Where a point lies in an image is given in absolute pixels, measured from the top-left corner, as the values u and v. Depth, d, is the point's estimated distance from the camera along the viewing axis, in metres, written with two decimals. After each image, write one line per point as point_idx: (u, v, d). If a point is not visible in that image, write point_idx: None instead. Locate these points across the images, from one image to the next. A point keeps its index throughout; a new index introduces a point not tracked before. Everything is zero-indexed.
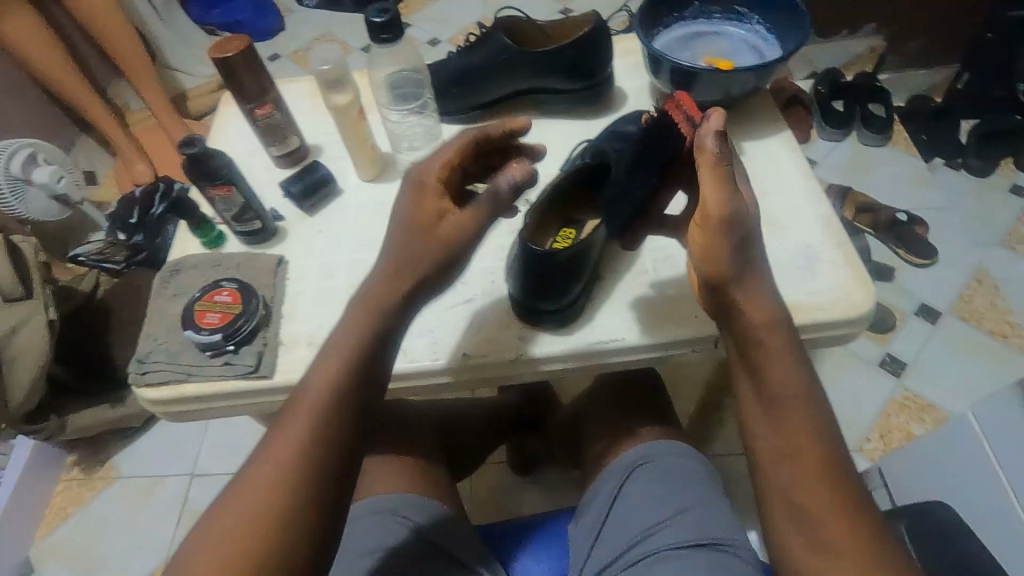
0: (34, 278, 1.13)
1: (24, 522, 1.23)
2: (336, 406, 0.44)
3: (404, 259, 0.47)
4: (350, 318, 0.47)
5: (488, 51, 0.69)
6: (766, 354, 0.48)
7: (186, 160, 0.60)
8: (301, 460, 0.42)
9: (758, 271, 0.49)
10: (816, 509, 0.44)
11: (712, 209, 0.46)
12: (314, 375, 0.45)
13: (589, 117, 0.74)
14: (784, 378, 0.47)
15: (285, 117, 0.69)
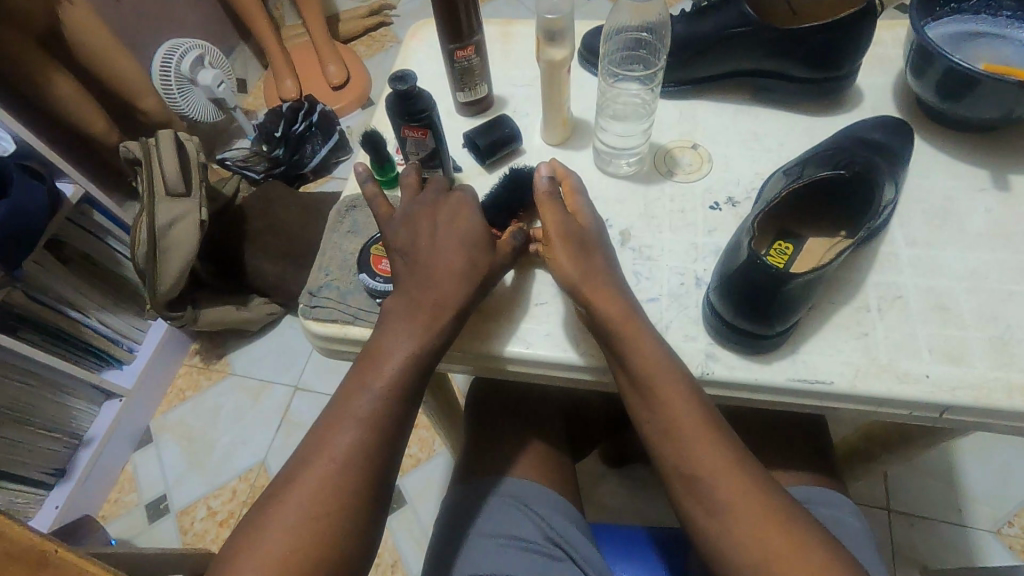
0: (194, 176, 1.18)
1: (148, 395, 1.34)
2: (388, 405, 0.47)
3: (438, 281, 0.50)
4: (398, 350, 0.48)
5: (722, 21, 0.60)
6: (636, 349, 0.48)
7: (393, 94, 0.57)
8: (345, 472, 0.44)
9: (605, 274, 0.51)
10: (722, 495, 0.44)
11: (552, 229, 0.52)
12: (366, 392, 0.47)
13: (813, 113, 0.64)
14: (659, 368, 0.47)
15: (482, 61, 0.64)
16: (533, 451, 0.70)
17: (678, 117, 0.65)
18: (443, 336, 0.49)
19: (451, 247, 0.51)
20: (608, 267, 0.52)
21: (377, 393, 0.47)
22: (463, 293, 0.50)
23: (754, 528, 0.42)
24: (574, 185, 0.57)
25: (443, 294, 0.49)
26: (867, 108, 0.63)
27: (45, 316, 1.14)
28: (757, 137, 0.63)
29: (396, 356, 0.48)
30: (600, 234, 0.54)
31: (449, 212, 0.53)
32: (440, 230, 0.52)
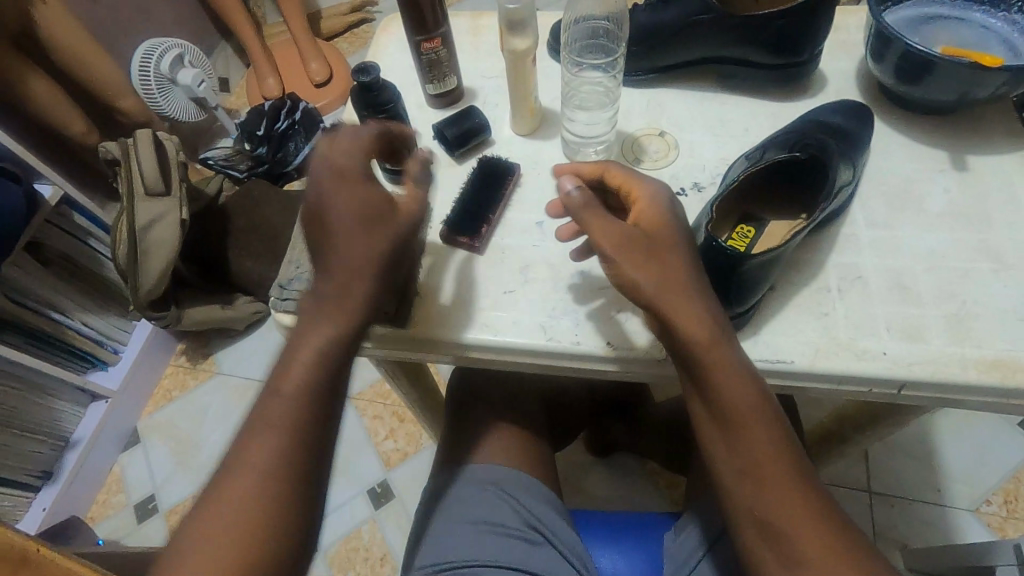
0: (174, 175, 1.17)
1: (134, 396, 1.34)
2: (310, 407, 0.44)
3: (346, 273, 0.45)
4: (321, 335, 0.45)
5: (684, 9, 0.60)
6: (716, 372, 0.44)
7: (356, 88, 0.57)
8: (266, 479, 0.42)
9: (679, 276, 0.45)
10: (794, 536, 0.41)
11: (609, 245, 0.45)
12: (283, 394, 0.44)
13: (778, 99, 0.65)
14: (746, 402, 0.44)
15: (449, 53, 0.65)
16: (512, 441, 0.70)
17: (646, 106, 0.66)
18: (354, 325, 0.46)
19: (350, 229, 0.45)
20: (681, 265, 0.45)
21: (292, 396, 0.44)
22: (373, 273, 0.46)
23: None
24: (631, 170, 0.50)
25: (349, 271, 0.45)
26: (830, 93, 0.64)
27: (26, 318, 1.13)
28: (723, 125, 0.64)
29: (314, 349, 0.45)
30: (671, 229, 0.47)
31: (339, 178, 0.45)
32: (328, 212, 0.45)
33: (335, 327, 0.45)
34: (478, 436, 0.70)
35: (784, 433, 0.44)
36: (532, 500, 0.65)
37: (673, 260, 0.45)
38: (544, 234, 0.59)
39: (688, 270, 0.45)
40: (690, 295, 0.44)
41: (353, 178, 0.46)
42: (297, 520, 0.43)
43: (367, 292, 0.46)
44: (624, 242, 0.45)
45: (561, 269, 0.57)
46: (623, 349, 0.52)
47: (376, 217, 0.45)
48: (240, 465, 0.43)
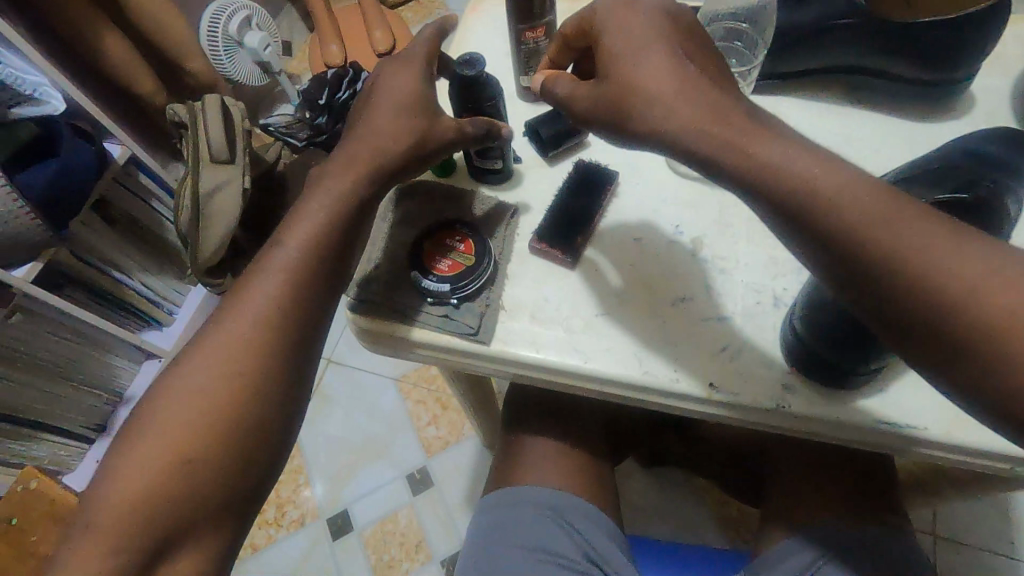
0: (239, 142, 1.16)
1: None
2: (290, 295, 0.47)
3: (362, 151, 0.49)
4: (325, 194, 0.49)
5: (825, 11, 0.54)
6: (733, 158, 0.39)
7: (460, 79, 0.53)
8: (269, 317, 0.46)
9: (637, 69, 0.42)
10: (905, 286, 0.34)
11: (578, 96, 0.46)
12: (263, 278, 0.47)
13: (916, 118, 0.58)
14: (807, 170, 0.37)
15: (550, 44, 0.60)
16: (575, 462, 0.67)
17: (763, 114, 0.59)
18: (342, 220, 0.49)
19: (386, 117, 0.50)
20: (659, 67, 0.41)
21: (274, 282, 0.47)
22: (390, 153, 0.50)
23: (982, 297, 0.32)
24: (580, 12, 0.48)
25: (375, 147, 0.50)
26: (979, 116, 0.56)
27: (94, 279, 1.15)
28: (850, 142, 0.57)
29: (319, 207, 0.48)
30: (655, 32, 0.43)
31: (401, 74, 0.52)
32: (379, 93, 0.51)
33: (318, 222, 0.48)
34: (539, 452, 0.67)
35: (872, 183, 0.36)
36: (591, 532, 0.61)
37: (631, 58, 0.42)
38: (643, 254, 0.54)
39: (653, 62, 0.42)
40: (635, 83, 0.42)
41: (413, 68, 0.52)
42: (290, 361, 0.47)
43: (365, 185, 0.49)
44: (592, 90, 0.45)
45: (662, 295, 0.52)
46: (728, 393, 0.47)
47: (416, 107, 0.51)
48: (244, 300, 0.47)
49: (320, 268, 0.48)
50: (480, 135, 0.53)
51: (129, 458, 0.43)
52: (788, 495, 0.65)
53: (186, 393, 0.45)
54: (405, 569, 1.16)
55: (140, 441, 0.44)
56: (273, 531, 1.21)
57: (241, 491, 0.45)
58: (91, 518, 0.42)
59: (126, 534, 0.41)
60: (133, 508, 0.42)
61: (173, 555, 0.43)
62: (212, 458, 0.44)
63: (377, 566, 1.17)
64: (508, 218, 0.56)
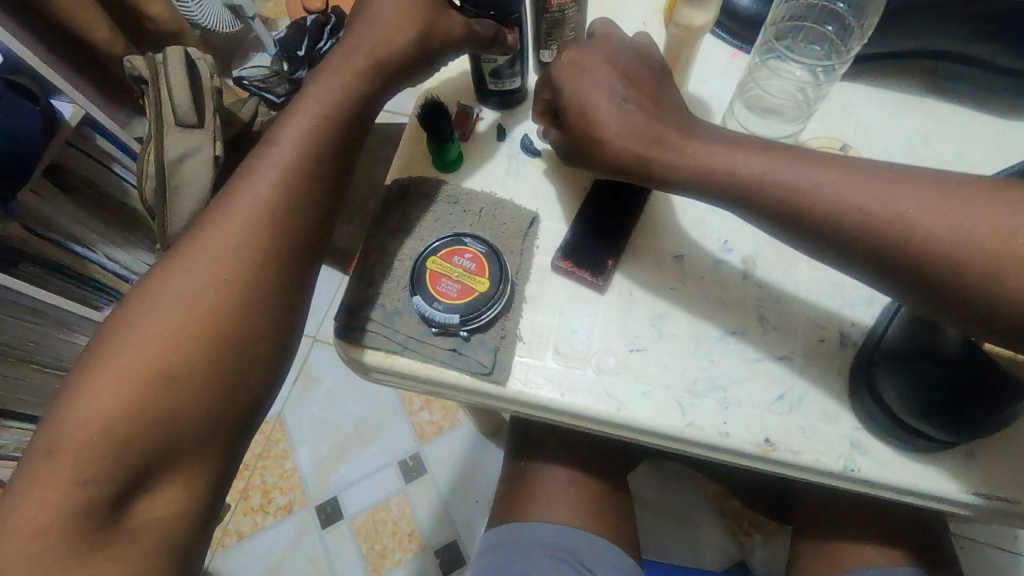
0: (208, 104, 1.02)
1: None
2: (291, 204, 0.41)
3: (352, 66, 0.44)
4: (324, 98, 0.43)
5: None
6: (668, 162, 0.39)
7: None
8: (271, 215, 0.40)
9: (590, 102, 0.41)
10: (832, 220, 0.33)
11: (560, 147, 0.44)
12: (260, 184, 0.41)
13: (1006, 116, 0.49)
14: (714, 153, 0.38)
15: (579, 12, 0.49)
16: (589, 489, 0.61)
17: (828, 106, 0.50)
18: (340, 131, 0.43)
19: (369, 45, 0.44)
20: (601, 96, 0.41)
21: (266, 193, 0.40)
22: (375, 76, 0.44)
23: (897, 206, 0.31)
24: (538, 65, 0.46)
25: (360, 69, 0.44)
26: None
27: (54, 255, 1.03)
28: (927, 142, 0.48)
29: (318, 113, 0.43)
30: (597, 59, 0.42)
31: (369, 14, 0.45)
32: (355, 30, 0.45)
33: (318, 129, 0.42)
34: (549, 478, 0.61)
35: (781, 152, 0.36)
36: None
37: (579, 94, 0.41)
38: (684, 276, 0.46)
39: (606, 100, 0.41)
40: (596, 114, 0.40)
41: (396, 17, 0.44)
42: (293, 269, 0.41)
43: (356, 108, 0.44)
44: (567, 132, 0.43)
45: (709, 324, 0.44)
46: (788, 450, 0.40)
47: (392, 43, 0.44)
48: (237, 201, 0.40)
49: (321, 181, 0.42)
50: (488, 38, 0.45)
51: (93, 377, 0.35)
52: (820, 528, 0.59)
53: (170, 299, 0.38)
54: (397, 559, 1.12)
55: (106, 359, 0.36)
56: (259, 518, 1.16)
57: (228, 425, 0.38)
58: (50, 445, 0.34)
59: (99, 463, 0.34)
60: (104, 432, 0.34)
61: (150, 492, 0.36)
62: (196, 385, 0.37)
63: (370, 555, 1.13)
64: (526, 229, 0.47)
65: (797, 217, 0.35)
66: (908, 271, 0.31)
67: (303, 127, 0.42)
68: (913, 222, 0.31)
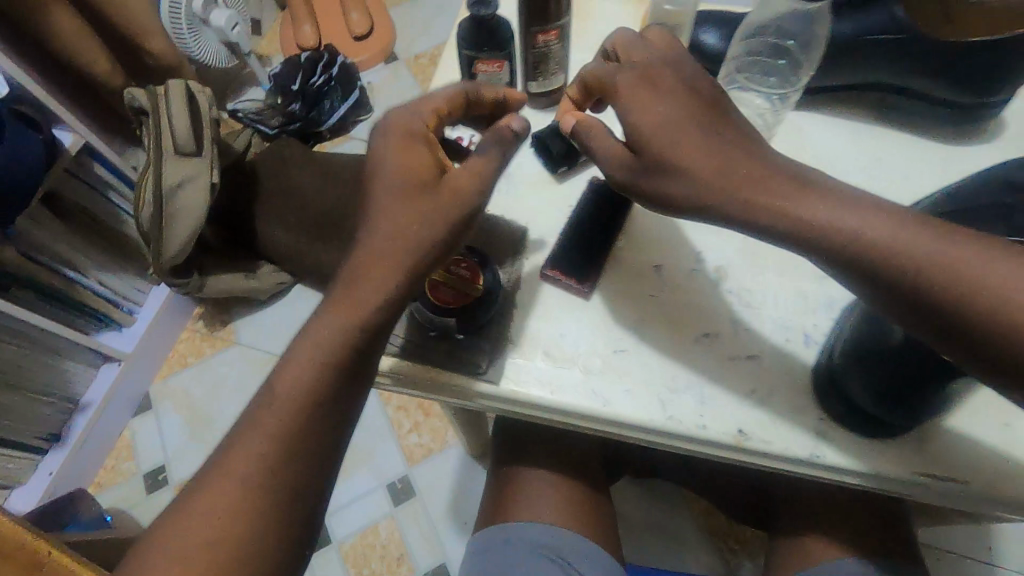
0: (206, 135, 1.06)
1: (149, 359, 1.28)
2: (312, 401, 0.39)
3: (403, 217, 0.40)
4: (349, 297, 0.40)
5: (864, 23, 0.50)
6: (777, 214, 0.36)
7: (470, 22, 0.50)
8: (292, 429, 0.38)
9: (674, 136, 0.39)
10: (935, 282, 0.32)
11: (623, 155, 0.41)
12: (277, 400, 0.39)
13: (948, 142, 0.54)
14: (824, 207, 0.35)
15: (563, 49, 0.54)
16: (576, 496, 0.63)
17: (786, 133, 0.56)
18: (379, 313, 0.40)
19: (408, 201, 0.40)
20: (668, 113, 0.40)
21: (288, 406, 0.39)
22: (420, 244, 0.40)
23: (1005, 289, 0.31)
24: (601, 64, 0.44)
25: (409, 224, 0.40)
26: (1013, 141, 0.54)
27: (45, 279, 1.05)
28: (879, 165, 0.54)
29: (352, 310, 0.39)
30: (662, 72, 0.41)
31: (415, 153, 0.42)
32: (382, 164, 0.42)
33: (348, 320, 0.39)
34: (540, 483, 0.63)
35: (895, 216, 0.34)
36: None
37: (651, 115, 0.40)
38: (661, 282, 0.50)
39: (694, 132, 0.39)
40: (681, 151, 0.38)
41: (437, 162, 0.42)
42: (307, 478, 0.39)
43: (414, 253, 0.40)
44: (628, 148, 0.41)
45: (686, 328, 0.48)
46: (758, 441, 0.44)
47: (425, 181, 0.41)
48: (264, 414, 0.39)
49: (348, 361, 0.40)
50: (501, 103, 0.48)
51: None
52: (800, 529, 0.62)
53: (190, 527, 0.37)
54: None
55: None
56: None
57: None
58: None
59: None
60: None
61: None
62: None
63: None
64: (516, 242, 0.52)
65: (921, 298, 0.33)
66: (992, 360, 0.31)
67: (328, 334, 0.39)
68: (1000, 295, 0.31)
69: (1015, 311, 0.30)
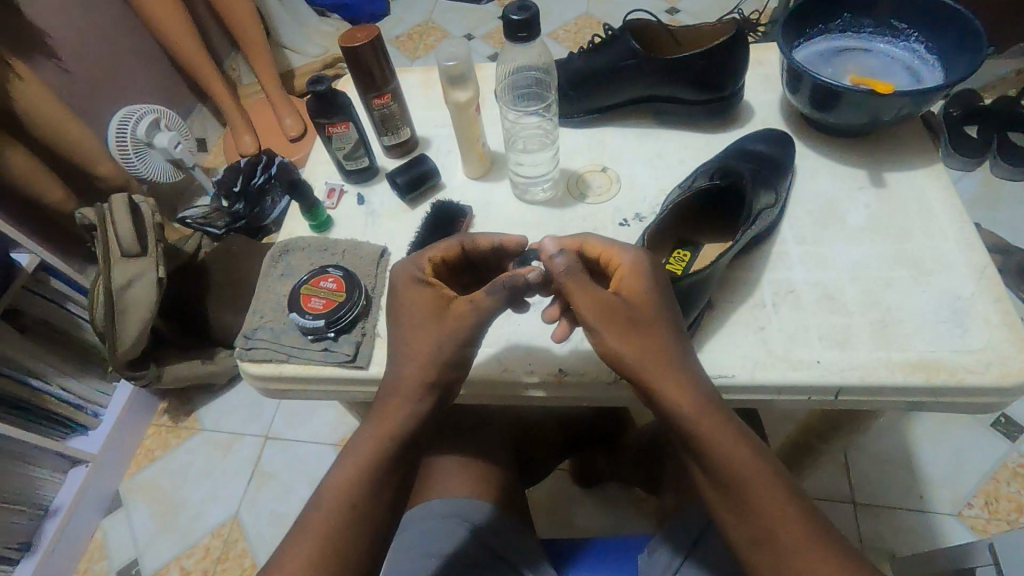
0: (151, 237, 1.14)
1: (115, 458, 1.20)
2: (372, 484, 0.43)
3: (423, 350, 0.45)
4: (380, 418, 0.45)
5: (614, 54, 0.65)
6: (675, 386, 0.43)
7: (313, 96, 0.65)
8: (350, 512, 0.43)
9: (654, 300, 0.45)
10: (792, 544, 0.39)
11: (600, 302, 0.44)
12: (334, 478, 0.44)
13: (710, 132, 0.70)
14: (718, 430, 0.42)
15: (400, 108, 0.69)
16: None
17: (585, 145, 0.71)
18: (410, 425, 0.45)
19: (421, 338, 0.46)
20: (651, 278, 0.46)
21: (344, 491, 0.43)
22: (431, 383, 0.45)
23: (776, 513, 0.40)
24: (613, 242, 0.49)
25: (424, 361, 0.45)
26: (758, 122, 0.69)
27: (7, 389, 1.03)
28: (659, 157, 0.69)
29: (399, 421, 0.45)
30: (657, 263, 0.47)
31: (424, 298, 0.48)
32: (400, 309, 0.48)
33: (383, 437, 0.44)
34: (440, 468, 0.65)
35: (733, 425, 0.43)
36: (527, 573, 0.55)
37: (650, 276, 0.46)
38: None
39: (665, 327, 0.45)
40: (653, 305, 0.45)
41: (437, 294, 0.48)
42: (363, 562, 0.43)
43: (415, 405, 0.45)
44: (603, 310, 0.44)
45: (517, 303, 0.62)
46: (575, 374, 0.57)
47: (438, 309, 0.47)
48: (334, 490, 0.43)
49: (385, 469, 0.44)
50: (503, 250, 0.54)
51: None
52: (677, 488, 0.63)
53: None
54: None
55: None
56: None
57: None
58: None
59: None
60: None
61: None
62: None
63: None
64: (377, 257, 0.64)
65: (742, 496, 0.40)
66: None
67: (369, 445, 0.44)
68: (772, 518, 0.40)
69: (782, 543, 0.39)
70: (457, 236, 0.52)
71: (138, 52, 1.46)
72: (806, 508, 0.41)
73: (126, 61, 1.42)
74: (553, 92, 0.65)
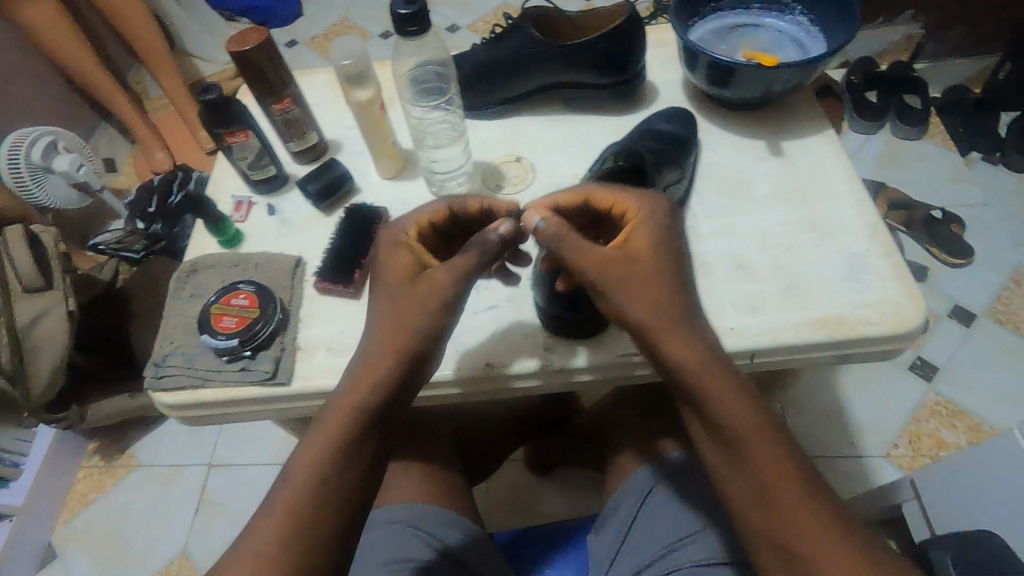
0: (56, 268, 1.05)
1: (44, 508, 1.11)
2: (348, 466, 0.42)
3: (406, 320, 0.45)
4: (356, 390, 0.44)
5: (516, 44, 0.66)
6: (670, 337, 0.44)
7: (204, 107, 0.62)
8: (325, 496, 0.41)
9: (661, 254, 0.46)
10: (778, 488, 0.40)
11: (603, 254, 0.45)
12: (306, 455, 0.42)
13: (619, 113, 0.71)
14: (708, 370, 0.43)
15: (304, 111, 0.66)
16: None
17: (497, 136, 0.71)
18: (387, 398, 0.44)
19: (408, 303, 0.45)
20: (654, 231, 0.46)
21: (314, 470, 0.42)
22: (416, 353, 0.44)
23: (763, 457, 0.41)
24: (618, 190, 0.49)
25: (411, 328, 0.44)
26: (663, 102, 0.71)
27: None
28: (571, 142, 0.69)
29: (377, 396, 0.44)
30: (666, 214, 0.48)
31: (405, 262, 0.47)
32: (388, 278, 0.47)
33: (348, 414, 0.43)
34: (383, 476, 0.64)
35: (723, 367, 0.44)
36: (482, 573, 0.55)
37: (657, 230, 0.46)
38: None
39: (661, 276, 0.45)
40: (657, 255, 0.45)
41: (414, 261, 0.47)
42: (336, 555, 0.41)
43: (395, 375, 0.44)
44: (598, 262, 0.45)
45: None
46: (500, 365, 0.56)
47: (410, 276, 0.46)
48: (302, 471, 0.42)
49: (365, 447, 0.43)
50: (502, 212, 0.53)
51: None
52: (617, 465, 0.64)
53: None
54: None
55: None
56: None
57: None
58: None
59: None
60: None
61: None
62: None
63: None
64: (292, 267, 0.62)
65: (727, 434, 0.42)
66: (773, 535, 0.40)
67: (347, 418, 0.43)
68: (760, 461, 0.41)
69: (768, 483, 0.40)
70: (448, 200, 0.51)
71: (24, 70, 1.35)
72: (793, 456, 0.42)
73: (11, 80, 1.31)
74: (454, 85, 0.64)
